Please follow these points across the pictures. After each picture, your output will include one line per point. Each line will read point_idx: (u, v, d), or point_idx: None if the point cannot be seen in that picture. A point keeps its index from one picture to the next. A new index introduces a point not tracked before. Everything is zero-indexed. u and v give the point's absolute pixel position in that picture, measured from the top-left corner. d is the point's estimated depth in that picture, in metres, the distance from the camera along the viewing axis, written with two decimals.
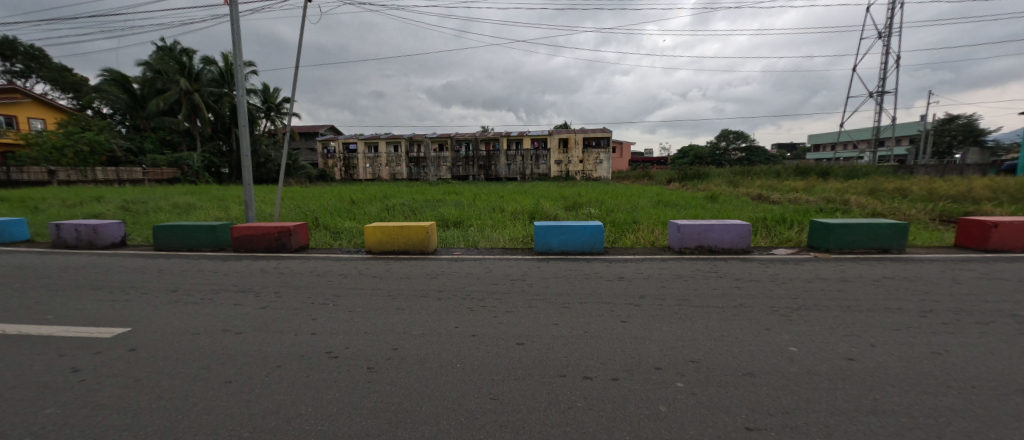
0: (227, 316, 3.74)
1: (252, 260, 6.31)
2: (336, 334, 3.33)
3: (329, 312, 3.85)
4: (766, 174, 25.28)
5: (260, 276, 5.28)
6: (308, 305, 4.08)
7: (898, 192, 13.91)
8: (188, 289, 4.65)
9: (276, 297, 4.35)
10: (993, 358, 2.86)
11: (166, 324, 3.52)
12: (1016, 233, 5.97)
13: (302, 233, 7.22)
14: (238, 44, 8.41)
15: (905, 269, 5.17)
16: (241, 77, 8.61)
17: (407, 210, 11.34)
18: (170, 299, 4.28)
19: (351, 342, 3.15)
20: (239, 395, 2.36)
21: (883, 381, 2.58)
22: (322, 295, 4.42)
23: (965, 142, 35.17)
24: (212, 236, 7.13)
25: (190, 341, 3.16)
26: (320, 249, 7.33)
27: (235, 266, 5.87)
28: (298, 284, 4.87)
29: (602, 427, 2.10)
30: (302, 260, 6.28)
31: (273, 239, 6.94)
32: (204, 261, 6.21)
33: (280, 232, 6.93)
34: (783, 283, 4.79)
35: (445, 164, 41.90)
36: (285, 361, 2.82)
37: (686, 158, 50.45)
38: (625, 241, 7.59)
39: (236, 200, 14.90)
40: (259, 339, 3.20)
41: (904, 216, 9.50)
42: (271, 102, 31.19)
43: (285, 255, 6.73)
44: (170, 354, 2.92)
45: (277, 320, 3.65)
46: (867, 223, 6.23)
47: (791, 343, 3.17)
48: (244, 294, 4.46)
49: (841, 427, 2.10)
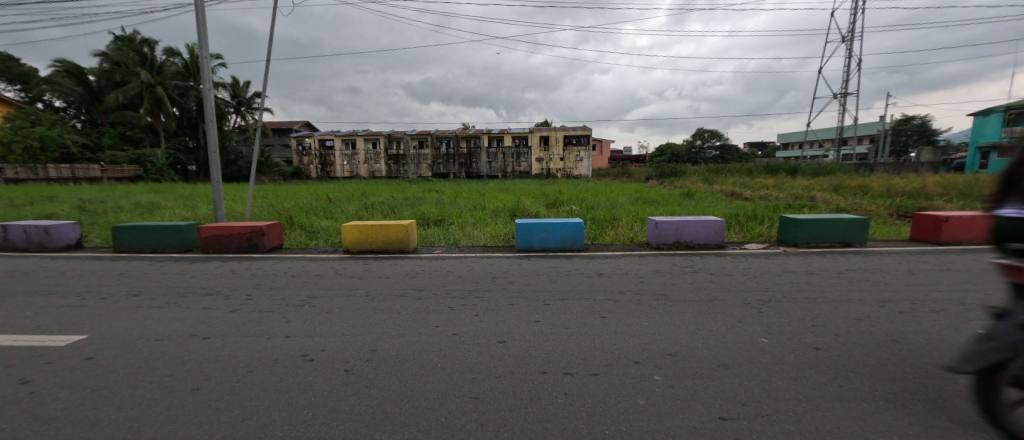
0: (194, 320, 3.63)
1: (221, 261, 6.13)
2: (311, 336, 3.28)
3: (305, 314, 3.79)
4: (739, 172, 26.07)
5: (230, 278, 5.13)
6: (283, 307, 4.01)
7: (859, 188, 14.67)
8: (151, 294, 4.45)
9: (248, 299, 4.26)
10: (943, 344, 3.07)
11: (129, 330, 3.41)
12: (964, 227, 6.37)
13: (274, 233, 7.04)
14: (204, 35, 8.11)
15: (866, 262, 5.47)
16: (207, 70, 8.21)
17: (387, 208, 11.23)
18: (131, 303, 4.13)
19: (328, 344, 3.11)
20: (208, 402, 2.32)
21: (844, 369, 2.74)
22: (297, 296, 4.34)
23: (918, 142, 37.09)
24: (177, 237, 6.89)
25: (152, 348, 3.05)
26: (293, 249, 7.17)
27: (202, 268, 5.69)
28: (269, 286, 4.76)
29: (584, 422, 2.16)
30: (275, 261, 6.14)
31: (244, 239, 6.75)
32: (167, 264, 5.99)
33: (252, 231, 6.75)
34: (755, 277, 4.98)
35: (425, 161, 41.29)
36: (257, 366, 2.77)
37: (663, 156, 51.55)
38: (605, 238, 7.76)
39: (203, 199, 14.44)
40: (230, 344, 3.11)
41: (866, 212, 9.96)
42: (241, 97, 30.33)
43: (257, 256, 6.55)
44: (129, 362, 2.81)
45: (242, 322, 3.59)
46: (831, 218, 6.55)
47: (761, 334, 3.32)
48: (212, 297, 4.32)
49: (808, 414, 2.22)
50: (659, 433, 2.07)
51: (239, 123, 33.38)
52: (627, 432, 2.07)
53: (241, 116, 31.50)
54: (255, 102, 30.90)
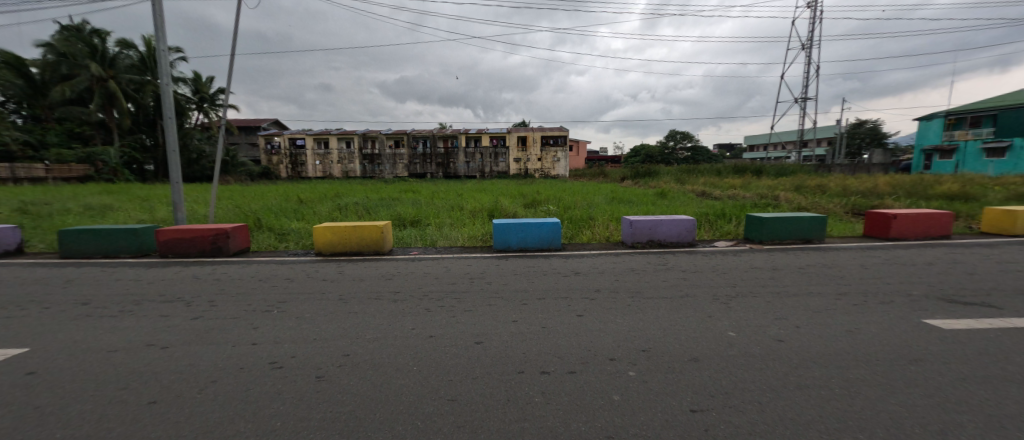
0: (151, 329, 3.49)
1: (182, 266, 5.90)
2: (281, 342, 3.22)
3: (274, 320, 3.70)
4: (709, 172, 26.97)
5: (193, 284, 4.94)
6: (251, 313, 3.91)
7: (819, 187, 15.47)
8: (105, 302, 4.25)
9: (212, 306, 4.13)
10: (890, 333, 3.32)
11: (78, 341, 3.24)
12: (911, 224, 6.82)
13: (239, 235, 6.82)
14: (161, 28, 7.77)
15: (825, 257, 5.79)
16: (164, 64, 7.87)
17: (361, 209, 11.06)
18: (80, 312, 3.93)
19: (299, 351, 3.06)
20: (167, 416, 2.24)
21: (806, 359, 2.90)
22: (265, 302, 4.24)
23: (871, 144, 39.36)
24: (132, 240, 6.57)
25: (105, 360, 2.91)
26: (261, 252, 6.97)
27: (160, 274, 5.45)
28: (234, 292, 4.61)
29: (559, 420, 2.22)
30: (242, 265, 5.95)
31: (207, 242, 6.52)
32: (122, 270, 5.70)
33: (215, 234, 6.51)
34: (723, 273, 5.20)
35: (401, 161, 40.76)
36: (221, 375, 2.70)
37: (638, 157, 52.71)
38: (582, 237, 7.90)
39: (162, 200, 13.77)
40: (193, 354, 3.02)
41: (825, 210, 10.52)
42: (203, 93, 29.16)
43: (222, 259, 6.33)
44: (80, 376, 2.68)
45: (203, 329, 3.48)
46: (793, 216, 6.89)
47: (729, 328, 3.48)
48: (172, 305, 4.15)
49: (769, 403, 2.36)
50: (632, 427, 2.16)
51: (201, 121, 32.06)
52: (597, 429, 2.14)
53: (204, 113, 30.27)
54: (219, 99, 29.77)
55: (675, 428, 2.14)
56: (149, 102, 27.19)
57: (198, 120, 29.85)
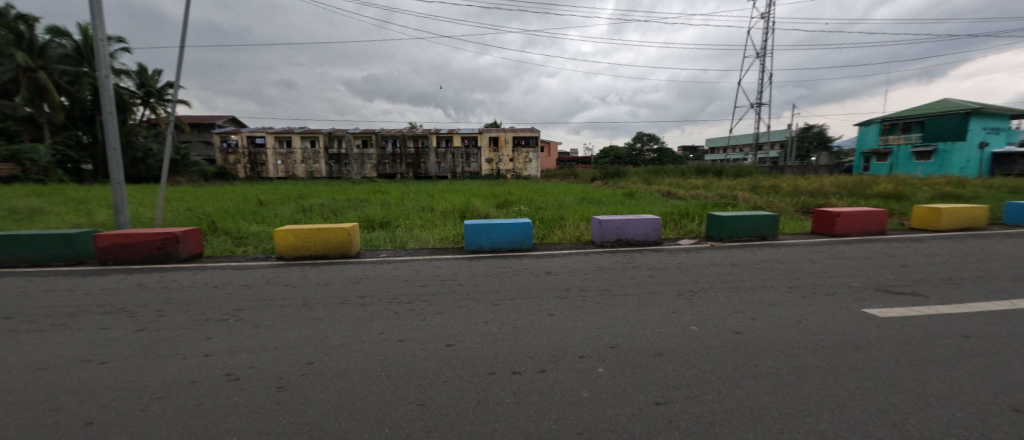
0: (91, 344, 3.29)
1: (126, 274, 5.57)
2: (240, 353, 3.12)
3: (230, 330, 3.58)
4: (674, 173, 27.95)
5: (139, 293, 4.68)
6: (204, 322, 3.76)
7: (773, 187, 16.39)
8: (36, 315, 3.96)
9: (159, 316, 3.93)
10: (832, 322, 3.60)
11: (6, 360, 3.01)
12: (853, 222, 7.38)
13: (191, 239, 6.50)
14: (100, 19, 7.31)
15: (777, 253, 6.17)
16: (103, 57, 7.40)
17: (327, 211, 10.77)
18: (6, 327, 3.65)
19: (258, 361, 2.98)
20: (111, 436, 2.14)
21: (759, 350, 3.11)
22: (220, 310, 4.08)
23: (819, 148, 42.05)
24: (66, 247, 6.14)
25: (38, 379, 2.73)
26: (216, 257, 6.67)
27: (100, 283, 5.12)
28: (186, 301, 4.39)
29: (529, 419, 2.28)
30: (194, 271, 5.68)
31: (155, 248, 6.17)
32: (56, 279, 5.31)
33: (163, 239, 6.18)
34: (687, 270, 5.44)
35: (370, 161, 39.88)
36: (173, 389, 2.59)
37: (607, 158, 53.92)
38: (553, 237, 8.04)
39: (103, 203, 12.86)
40: (141, 368, 2.88)
41: (778, 209, 11.18)
42: (149, 87, 27.51)
43: (171, 266, 6.03)
44: (8, 397, 2.50)
45: (151, 343, 3.30)
46: (749, 215, 7.29)
47: (691, 322, 3.67)
48: (114, 316, 3.93)
49: (725, 393, 2.51)
50: (599, 423, 2.25)
51: (146, 117, 30.15)
52: (562, 427, 2.22)
53: (151, 109, 28.55)
54: (167, 93, 28.24)
55: (635, 423, 2.25)
56: (86, 96, 25.35)
57: (143, 116, 28.09)
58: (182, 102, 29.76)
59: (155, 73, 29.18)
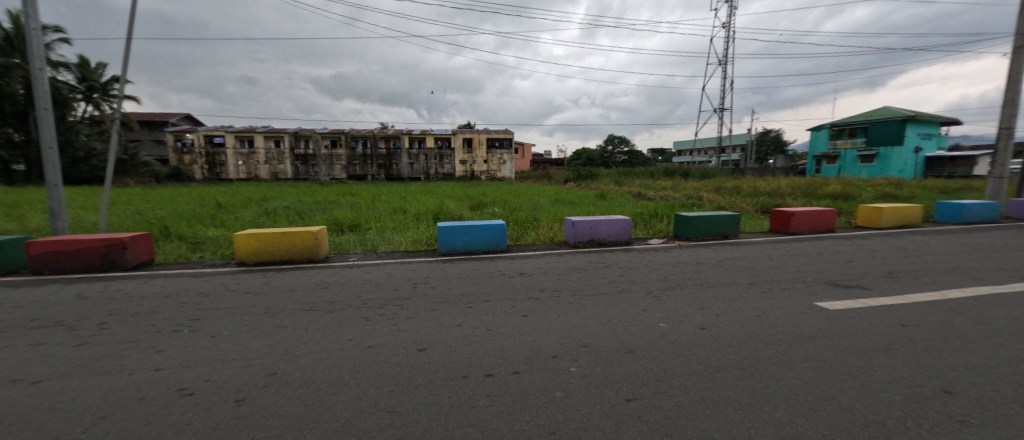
0: (26, 362, 3.08)
1: (65, 284, 5.23)
2: (196, 366, 3.01)
3: (183, 342, 3.43)
4: (644, 175, 28.72)
5: (82, 304, 4.41)
6: (154, 334, 3.59)
7: (736, 188, 17.14)
8: None
9: (102, 329, 3.72)
10: (785, 315, 3.83)
11: None
12: (805, 221, 7.85)
13: (140, 245, 6.17)
14: (34, 9, 6.81)
15: (739, 251, 6.48)
16: (37, 49, 6.91)
17: (293, 213, 10.45)
18: None
19: (215, 374, 2.88)
20: None
21: (722, 344, 3.27)
22: (173, 321, 3.91)
23: (776, 152, 44.27)
24: None
25: None
26: (169, 264, 6.36)
27: (36, 294, 4.79)
28: (136, 312, 4.17)
29: (502, 421, 2.32)
30: (143, 280, 5.40)
31: (99, 255, 5.82)
32: None
33: (107, 245, 5.84)
34: (657, 269, 5.63)
35: (339, 162, 38.87)
36: (121, 407, 2.47)
37: (580, 160, 54.75)
38: (527, 238, 8.12)
39: (39, 207, 11.95)
40: (85, 385, 2.72)
41: (740, 209, 11.71)
42: (91, 81, 25.85)
43: (118, 274, 5.70)
44: None
45: (102, 358, 3.13)
46: (712, 216, 7.61)
47: (660, 319, 3.82)
48: (51, 331, 3.68)
49: (688, 387, 2.64)
50: (571, 421, 2.32)
51: (88, 113, 28.26)
52: (530, 428, 2.27)
53: (94, 105, 26.83)
54: (112, 89, 26.72)
55: (601, 420, 2.33)
56: (18, 90, 23.52)
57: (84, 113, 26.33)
58: (129, 98, 28.12)
59: (98, 67, 27.43)
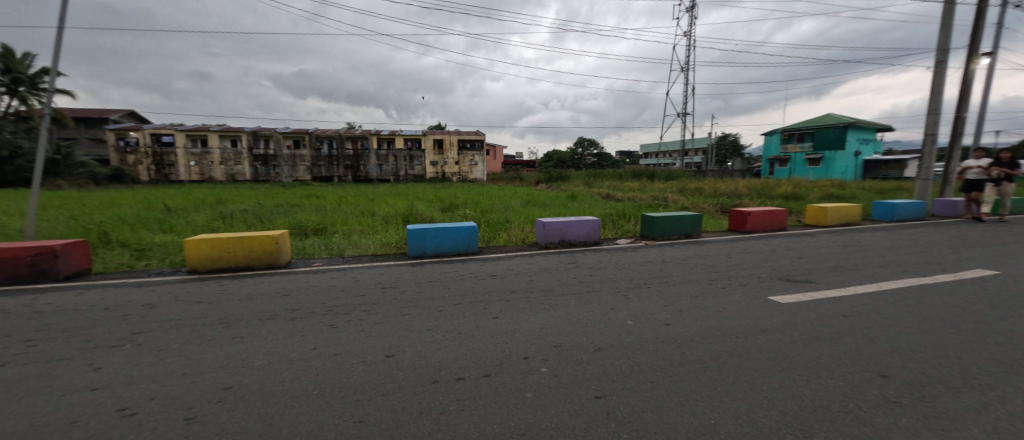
0: None
1: None
2: (143, 383, 2.85)
3: (127, 357, 3.24)
4: (612, 176, 29.39)
5: (7, 321, 4.07)
6: (92, 351, 3.37)
7: (698, 189, 17.85)
8: None
9: (31, 347, 3.44)
10: (741, 310, 4.05)
11: None
12: (760, 220, 8.30)
13: (75, 253, 5.76)
14: None
15: (700, 250, 6.77)
16: None
17: (252, 217, 10.02)
18: None
19: (164, 391, 2.74)
20: None
21: (685, 339, 3.43)
22: (115, 336, 3.68)
23: (735, 155, 46.37)
24: None
25: None
26: (110, 274, 5.96)
27: None
28: (73, 327, 3.89)
29: (473, 425, 2.35)
30: (80, 291, 5.04)
31: (26, 265, 5.39)
32: None
33: (36, 255, 5.42)
34: (624, 268, 5.81)
35: (303, 163, 37.55)
36: (54, 432, 2.30)
37: (551, 162, 55.37)
38: (499, 240, 8.15)
39: None
40: (12, 410, 2.52)
41: (702, 209, 12.21)
42: (17, 72, 23.86)
43: (51, 285, 5.29)
44: None
45: (30, 379, 2.90)
46: (676, 216, 7.92)
47: (628, 317, 3.95)
48: None
49: (653, 382, 2.75)
50: (541, 420, 2.38)
51: (14, 109, 26.02)
52: (497, 430, 2.30)
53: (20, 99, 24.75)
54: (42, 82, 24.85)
55: (567, 419, 2.39)
56: None
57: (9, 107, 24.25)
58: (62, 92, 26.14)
59: (25, 58, 25.33)
